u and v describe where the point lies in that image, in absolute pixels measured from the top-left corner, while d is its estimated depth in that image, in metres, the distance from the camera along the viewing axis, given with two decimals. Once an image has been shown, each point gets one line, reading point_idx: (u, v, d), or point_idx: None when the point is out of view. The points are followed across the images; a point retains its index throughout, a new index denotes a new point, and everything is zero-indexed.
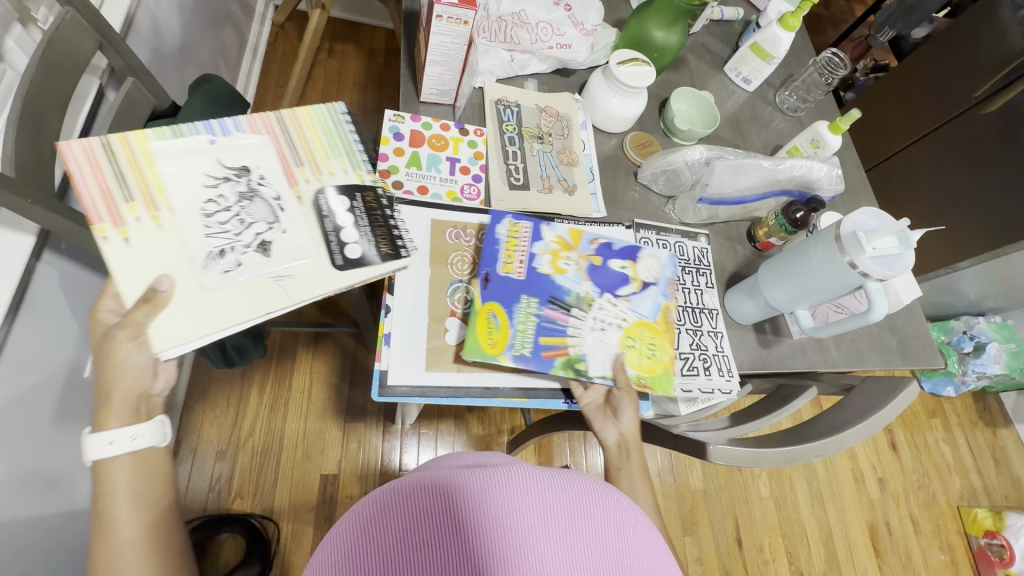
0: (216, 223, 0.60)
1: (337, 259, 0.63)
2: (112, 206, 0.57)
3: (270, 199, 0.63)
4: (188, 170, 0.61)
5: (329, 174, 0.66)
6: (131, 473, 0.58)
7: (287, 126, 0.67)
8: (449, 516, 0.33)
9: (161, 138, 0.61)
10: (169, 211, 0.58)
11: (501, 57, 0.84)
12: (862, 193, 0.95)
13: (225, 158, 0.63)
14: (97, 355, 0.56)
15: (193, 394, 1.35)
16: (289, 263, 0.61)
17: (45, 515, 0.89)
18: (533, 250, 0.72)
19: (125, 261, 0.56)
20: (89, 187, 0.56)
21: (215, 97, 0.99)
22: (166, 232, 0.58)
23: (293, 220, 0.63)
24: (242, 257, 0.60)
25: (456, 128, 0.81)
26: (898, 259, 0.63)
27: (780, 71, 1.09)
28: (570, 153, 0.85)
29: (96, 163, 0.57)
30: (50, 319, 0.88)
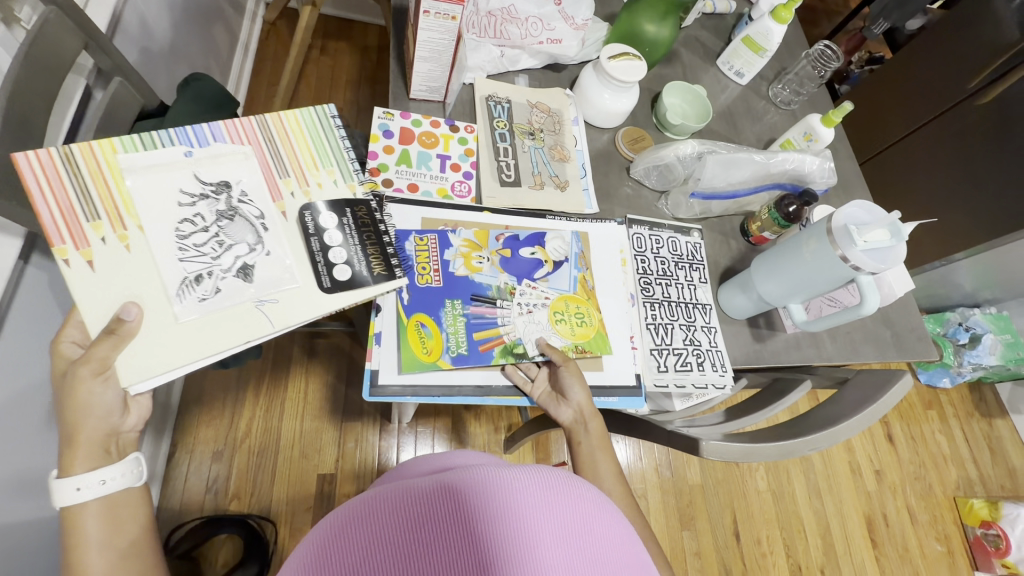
0: (192, 243, 0.60)
1: (324, 282, 0.63)
2: (77, 227, 0.56)
3: (254, 216, 0.63)
4: (164, 188, 0.60)
5: (317, 187, 0.66)
6: (97, 521, 0.57)
7: (271, 133, 0.66)
8: (428, 516, 0.36)
9: (131, 151, 0.59)
10: (137, 229, 0.58)
11: (491, 52, 0.84)
12: (856, 186, 0.95)
13: (202, 173, 0.62)
14: (60, 396, 0.56)
15: (188, 395, 1.35)
16: (272, 285, 0.61)
17: (37, 520, 0.89)
18: (443, 257, 0.72)
19: (92, 286, 0.55)
20: (51, 208, 0.55)
21: (204, 96, 0.98)
22: (135, 253, 0.57)
23: (274, 237, 0.63)
24: (219, 283, 0.60)
25: (446, 125, 0.80)
26: (891, 252, 0.62)
27: (773, 63, 1.08)
28: (562, 149, 0.84)
29: (58, 179, 0.56)
30: (41, 322, 0.87)
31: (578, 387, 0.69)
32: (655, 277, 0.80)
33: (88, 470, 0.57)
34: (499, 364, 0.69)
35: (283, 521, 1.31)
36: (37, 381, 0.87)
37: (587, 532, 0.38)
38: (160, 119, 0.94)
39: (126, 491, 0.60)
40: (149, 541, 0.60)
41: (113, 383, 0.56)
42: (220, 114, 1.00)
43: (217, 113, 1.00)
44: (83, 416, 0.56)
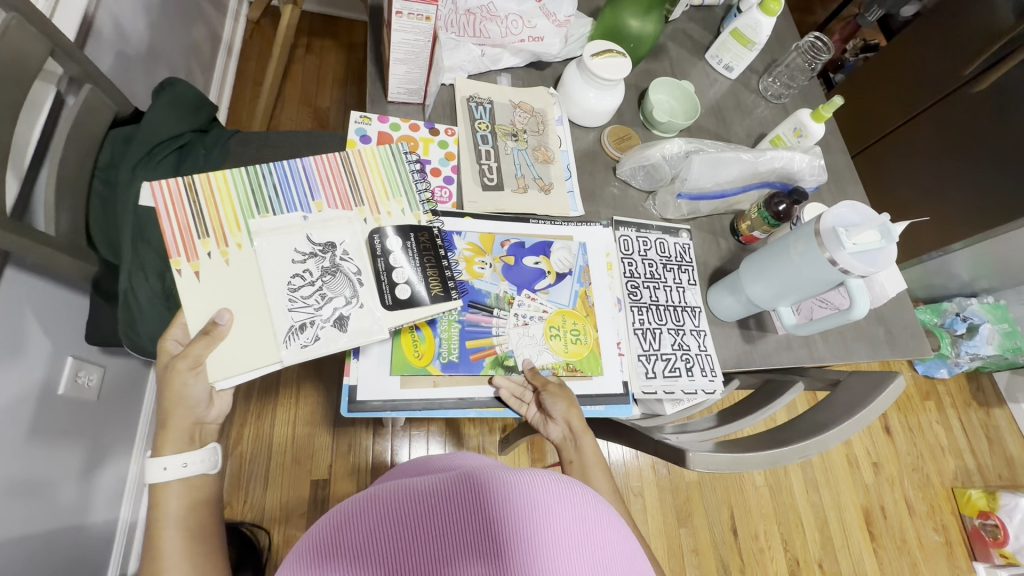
0: (279, 264, 0.62)
1: (386, 299, 0.63)
2: (188, 242, 0.60)
3: (329, 243, 0.64)
4: (280, 246, 0.62)
5: (386, 215, 0.67)
6: (178, 499, 0.61)
7: (350, 165, 0.68)
8: (435, 514, 0.37)
9: (237, 179, 0.64)
10: (237, 247, 0.61)
11: (471, 52, 0.82)
12: (848, 181, 0.93)
13: (313, 234, 0.63)
14: (160, 379, 0.60)
15: None
16: (344, 306, 0.62)
17: (23, 536, 0.88)
18: None
19: (199, 297, 0.59)
20: (172, 225, 0.60)
21: (180, 102, 0.96)
22: (233, 268, 0.61)
23: (350, 263, 0.64)
24: (320, 331, 0.61)
25: (426, 128, 0.78)
26: (880, 254, 0.61)
27: (764, 56, 1.06)
28: (546, 150, 0.82)
29: (178, 201, 0.61)
30: (19, 335, 0.86)
31: (561, 405, 0.69)
32: (643, 281, 0.78)
33: (175, 450, 0.61)
34: (488, 375, 0.68)
35: (277, 527, 1.30)
36: (17, 396, 0.86)
37: (584, 540, 0.39)
38: (135, 125, 0.92)
39: (203, 476, 0.63)
40: (214, 532, 0.62)
41: (203, 376, 0.59)
42: (197, 120, 0.98)
43: (194, 118, 0.98)
44: (178, 405, 0.60)
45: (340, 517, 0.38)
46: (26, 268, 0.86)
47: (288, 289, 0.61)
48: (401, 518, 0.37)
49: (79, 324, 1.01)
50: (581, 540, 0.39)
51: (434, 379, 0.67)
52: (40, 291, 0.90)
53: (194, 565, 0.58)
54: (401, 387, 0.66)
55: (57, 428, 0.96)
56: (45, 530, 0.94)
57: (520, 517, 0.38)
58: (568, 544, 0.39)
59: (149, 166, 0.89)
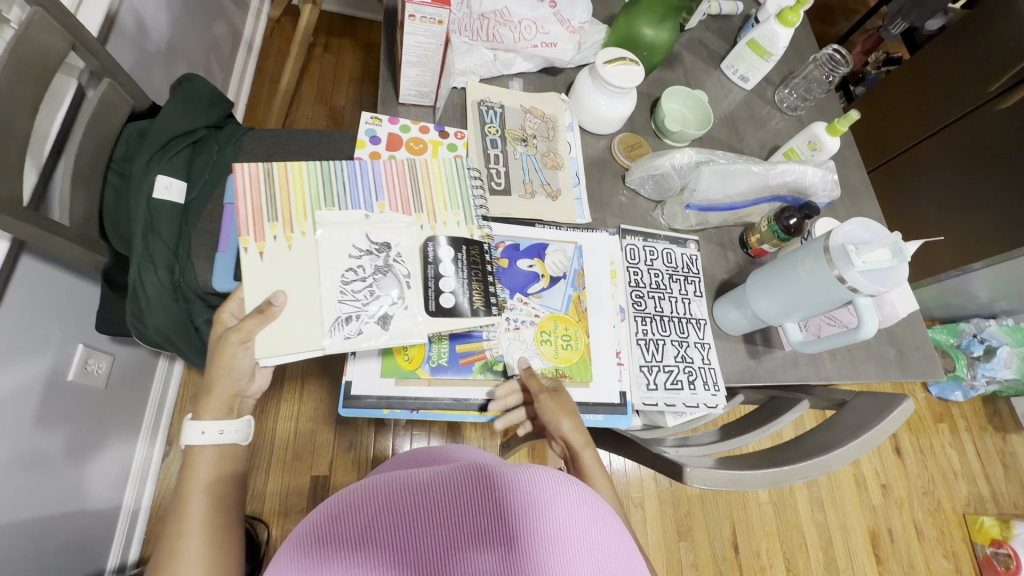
0: (336, 257, 0.61)
1: (429, 305, 0.63)
2: (258, 223, 0.61)
3: (384, 244, 0.64)
4: (339, 241, 0.62)
5: (442, 225, 0.66)
6: (211, 462, 0.62)
7: (417, 174, 0.68)
8: (427, 505, 0.37)
9: (311, 171, 0.65)
10: (302, 235, 0.61)
11: (483, 56, 0.82)
12: (862, 196, 0.91)
13: (372, 233, 0.63)
14: (211, 349, 0.63)
15: (184, 393, 1.34)
16: (389, 306, 0.62)
17: (24, 520, 0.89)
18: None
19: (259, 276, 0.59)
20: (248, 206, 0.61)
21: (196, 98, 0.98)
22: (295, 256, 0.61)
23: (402, 266, 0.63)
24: (364, 326, 0.60)
25: (435, 131, 0.78)
26: (892, 273, 0.59)
27: (780, 67, 1.04)
28: (555, 156, 0.82)
29: (257, 185, 0.62)
30: (31, 322, 0.87)
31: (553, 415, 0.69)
32: (648, 291, 0.77)
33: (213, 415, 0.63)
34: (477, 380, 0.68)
35: (276, 520, 1.31)
36: (25, 382, 0.87)
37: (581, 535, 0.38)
38: (152, 120, 0.94)
39: (234, 445, 0.65)
40: (233, 507, 0.62)
41: (250, 351, 0.61)
42: (213, 116, 0.99)
43: (210, 114, 0.99)
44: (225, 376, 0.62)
45: (332, 507, 0.38)
46: (39, 256, 0.88)
47: (340, 282, 0.61)
48: (394, 510, 0.37)
49: (89, 314, 1.02)
50: (580, 526, 0.38)
51: (429, 379, 0.67)
52: (52, 279, 0.91)
53: (212, 537, 0.58)
54: (396, 384, 0.66)
55: (63, 415, 0.97)
56: (47, 516, 0.95)
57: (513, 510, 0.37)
58: (568, 529, 0.38)
59: (163, 159, 0.91)
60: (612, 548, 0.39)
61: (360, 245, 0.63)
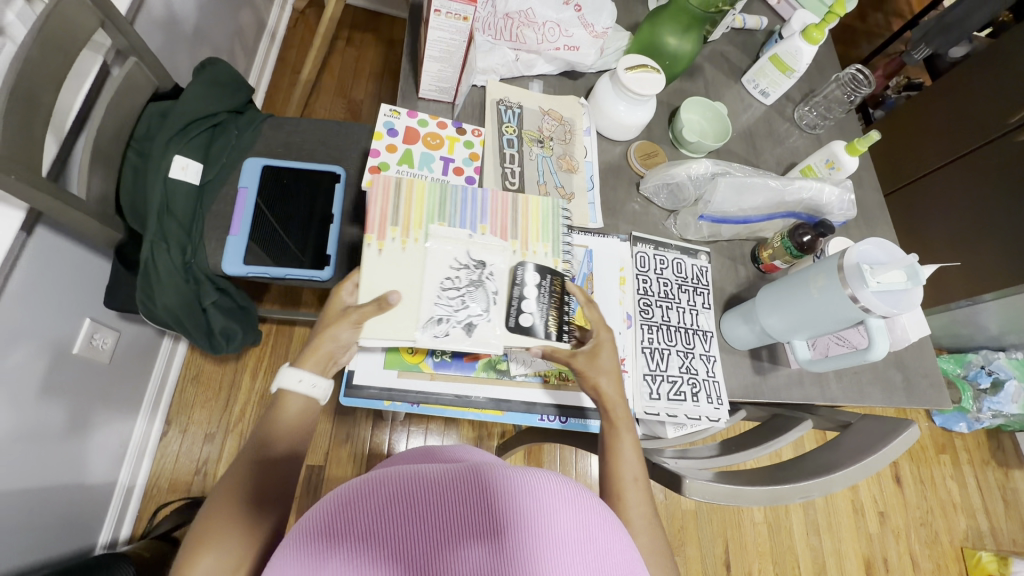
0: (437, 267, 0.63)
1: (509, 321, 0.63)
2: (381, 223, 0.63)
3: (480, 263, 0.64)
4: (442, 253, 0.63)
5: (532, 253, 0.66)
6: (292, 417, 0.59)
7: (518, 203, 0.68)
8: (435, 503, 0.35)
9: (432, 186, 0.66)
10: (416, 242, 0.63)
11: (505, 56, 0.82)
12: (878, 219, 0.91)
13: (472, 250, 0.64)
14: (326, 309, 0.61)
15: (186, 374, 1.35)
16: (475, 316, 0.62)
17: (22, 489, 0.90)
18: None
19: (375, 275, 0.61)
20: (377, 208, 0.63)
21: (219, 82, 0.98)
22: (405, 261, 0.62)
23: (492, 283, 0.63)
24: (450, 329, 0.61)
25: (453, 127, 0.78)
26: (905, 295, 0.59)
27: (802, 85, 1.04)
28: (571, 159, 0.82)
29: (387, 191, 0.64)
30: (42, 293, 0.88)
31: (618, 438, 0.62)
32: (656, 300, 0.77)
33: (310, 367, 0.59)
34: (479, 377, 0.68)
35: None
36: (33, 352, 0.88)
37: (587, 543, 0.37)
38: (174, 101, 0.95)
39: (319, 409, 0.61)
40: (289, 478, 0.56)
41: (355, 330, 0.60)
42: (234, 101, 1.00)
43: (231, 99, 1.00)
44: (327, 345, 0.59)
45: (337, 499, 0.36)
46: (55, 229, 0.89)
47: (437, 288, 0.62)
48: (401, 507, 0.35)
49: (100, 288, 1.03)
50: (585, 534, 0.37)
51: (431, 374, 0.67)
52: (65, 252, 0.92)
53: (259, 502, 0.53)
54: (397, 376, 0.66)
55: (67, 388, 0.98)
56: (44, 486, 0.96)
57: (523, 512, 0.36)
58: (572, 536, 0.37)
59: (183, 140, 0.92)
60: (616, 560, 0.38)
61: (464, 258, 0.63)
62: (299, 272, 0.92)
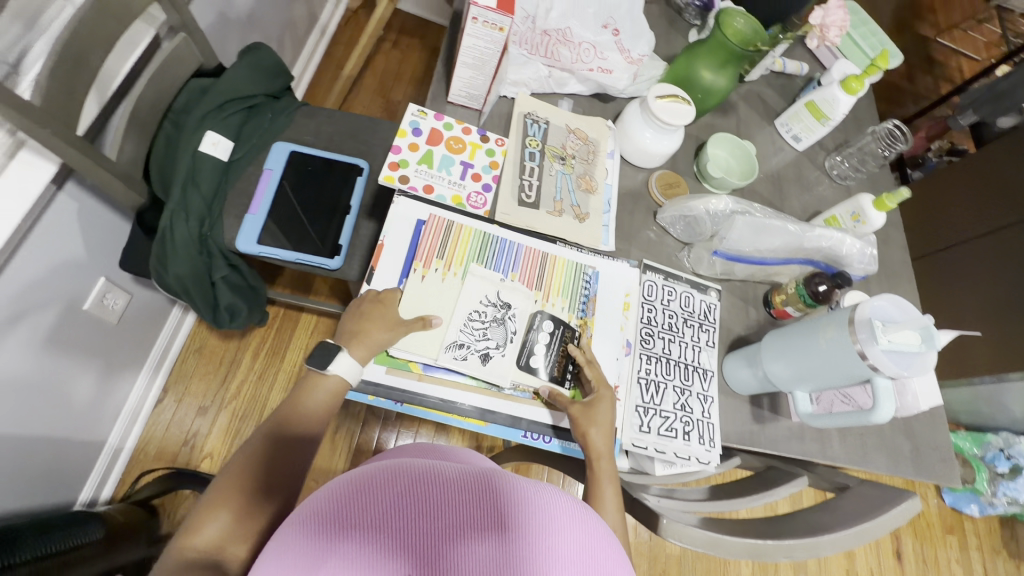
0: (465, 300, 0.68)
1: (520, 360, 0.67)
2: (428, 254, 0.70)
3: (506, 305, 0.69)
4: (473, 290, 0.69)
5: (552, 305, 0.72)
6: (321, 399, 0.59)
7: (547, 260, 0.75)
8: (444, 501, 0.33)
9: (477, 231, 0.73)
10: (454, 277, 0.69)
11: (539, 70, 0.83)
12: (901, 278, 0.87)
13: (499, 292, 0.70)
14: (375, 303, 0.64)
15: (190, 344, 1.37)
16: (491, 349, 0.66)
17: (13, 435, 0.91)
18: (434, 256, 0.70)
19: (415, 295, 0.67)
20: (426, 241, 0.70)
21: (262, 66, 1.02)
22: (440, 291, 0.68)
23: (513, 324, 0.69)
24: (467, 355, 0.65)
25: (477, 134, 0.79)
26: (917, 358, 0.56)
27: (836, 134, 1.02)
28: (590, 180, 0.81)
29: (437, 228, 0.72)
30: (63, 246, 0.91)
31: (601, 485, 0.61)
32: (659, 330, 0.75)
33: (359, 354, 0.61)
34: (467, 384, 0.66)
35: None
36: (45, 302, 0.90)
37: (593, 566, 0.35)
38: (215, 80, 0.98)
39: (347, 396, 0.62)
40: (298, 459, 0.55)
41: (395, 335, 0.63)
42: (273, 86, 1.03)
43: (271, 84, 1.03)
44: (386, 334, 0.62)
45: (342, 487, 0.34)
46: (84, 187, 0.92)
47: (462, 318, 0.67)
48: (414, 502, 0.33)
49: (117, 249, 1.06)
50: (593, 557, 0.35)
51: (419, 374, 0.66)
52: (91, 210, 0.95)
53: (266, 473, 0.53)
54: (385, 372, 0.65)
55: (72, 342, 1.00)
56: (34, 436, 0.97)
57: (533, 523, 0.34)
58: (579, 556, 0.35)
59: (218, 118, 0.95)
60: None
61: (494, 299, 0.69)
62: (310, 258, 0.92)
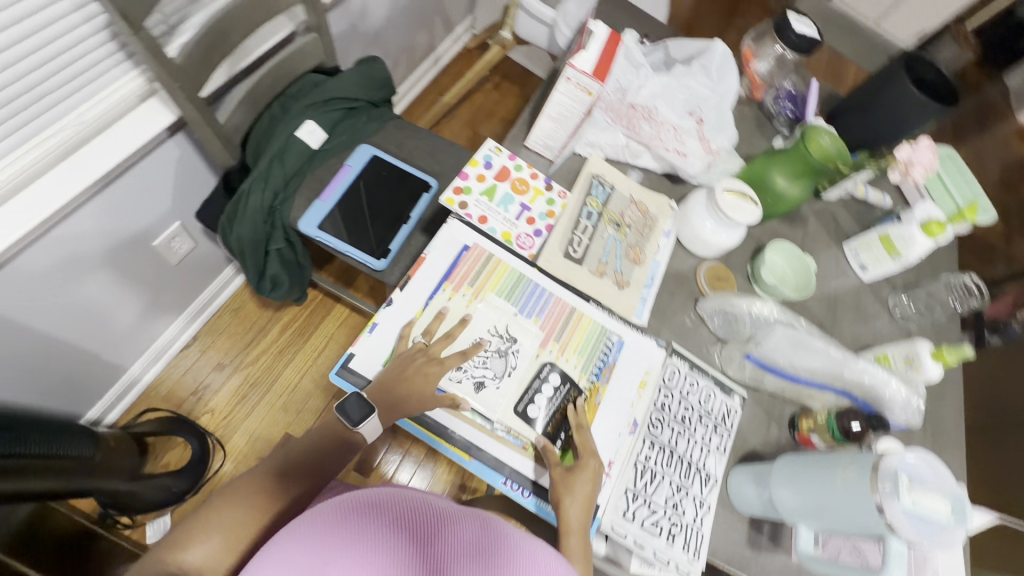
0: (482, 331, 0.69)
1: (518, 405, 0.66)
2: (461, 277, 0.72)
3: (518, 346, 0.69)
4: (492, 322, 0.70)
5: (565, 360, 0.70)
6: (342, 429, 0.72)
7: (574, 314, 0.74)
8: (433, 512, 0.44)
9: (513, 269, 0.74)
10: (478, 305, 0.71)
11: (617, 138, 0.86)
12: (950, 443, 0.80)
13: (516, 331, 0.70)
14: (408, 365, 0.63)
15: (231, 302, 1.45)
16: (492, 384, 0.66)
17: (54, 337, 0.99)
18: (468, 283, 0.71)
19: (436, 313, 0.69)
20: (463, 265, 0.72)
21: (372, 77, 1.12)
22: (461, 315, 0.69)
23: (519, 366, 0.68)
24: (466, 381, 0.66)
25: (543, 181, 0.82)
26: (942, 530, 0.51)
27: (907, 274, 0.98)
28: (639, 252, 0.82)
29: (478, 256, 0.74)
30: (156, 184, 1.01)
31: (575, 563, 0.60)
32: (670, 419, 0.72)
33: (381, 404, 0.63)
34: (463, 414, 0.65)
35: (232, 452, 1.32)
36: (123, 228, 0.99)
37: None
38: (329, 78, 1.08)
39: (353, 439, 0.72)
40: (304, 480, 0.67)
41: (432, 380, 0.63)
42: (377, 96, 1.14)
43: (375, 94, 1.14)
44: (413, 394, 0.62)
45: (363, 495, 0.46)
46: (191, 139, 1.02)
47: (473, 346, 0.68)
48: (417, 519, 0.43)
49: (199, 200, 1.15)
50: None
51: None
52: (190, 160, 1.05)
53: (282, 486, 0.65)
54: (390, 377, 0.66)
55: (133, 270, 1.08)
56: (71, 343, 1.04)
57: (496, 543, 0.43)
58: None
59: (321, 110, 1.04)
60: None
61: (501, 334, 0.69)
62: (358, 255, 0.96)
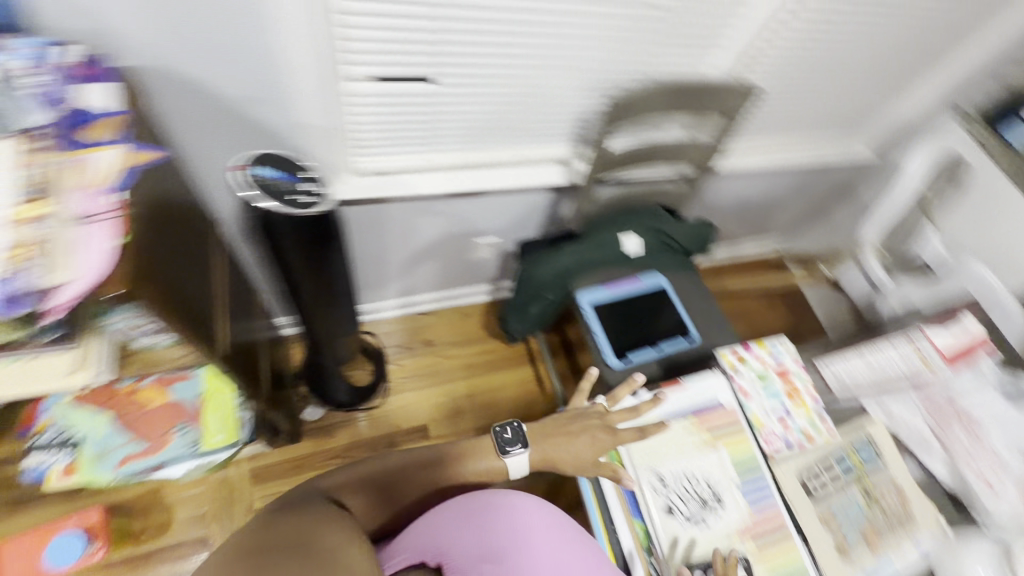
0: (692, 477, 0.73)
1: (687, 561, 0.69)
2: (699, 421, 0.77)
3: (715, 515, 0.71)
4: (704, 477, 0.74)
5: (754, 564, 0.69)
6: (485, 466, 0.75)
7: (785, 533, 0.71)
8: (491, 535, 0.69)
9: (750, 450, 0.76)
10: (700, 454, 0.75)
11: (919, 425, 0.82)
12: None
13: (722, 502, 0.72)
14: (575, 427, 0.74)
15: (468, 308, 1.74)
16: (677, 524, 0.71)
17: (383, 253, 1.35)
18: (702, 431, 0.77)
19: (663, 432, 0.76)
20: (709, 415, 0.78)
21: (698, 235, 1.31)
22: (681, 448, 0.75)
23: (708, 532, 0.70)
24: (658, 501, 0.72)
25: (817, 402, 0.82)
26: None
27: None
28: (880, 539, 0.73)
29: (725, 416, 0.78)
30: (511, 211, 1.33)
31: None
32: None
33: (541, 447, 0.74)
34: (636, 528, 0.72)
35: (387, 407, 1.53)
36: (472, 222, 1.33)
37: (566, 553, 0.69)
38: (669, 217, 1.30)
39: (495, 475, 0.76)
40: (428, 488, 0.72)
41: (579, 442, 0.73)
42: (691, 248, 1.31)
43: (691, 246, 1.31)
44: (561, 451, 0.73)
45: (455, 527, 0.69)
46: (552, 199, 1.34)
47: (676, 481, 0.73)
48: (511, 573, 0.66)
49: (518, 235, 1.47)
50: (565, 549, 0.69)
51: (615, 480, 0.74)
52: (539, 210, 1.37)
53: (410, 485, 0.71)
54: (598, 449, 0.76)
55: (450, 247, 1.42)
56: (384, 263, 1.40)
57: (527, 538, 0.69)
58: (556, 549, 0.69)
59: (648, 234, 1.26)
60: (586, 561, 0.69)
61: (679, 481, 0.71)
62: (602, 346, 1.12)
